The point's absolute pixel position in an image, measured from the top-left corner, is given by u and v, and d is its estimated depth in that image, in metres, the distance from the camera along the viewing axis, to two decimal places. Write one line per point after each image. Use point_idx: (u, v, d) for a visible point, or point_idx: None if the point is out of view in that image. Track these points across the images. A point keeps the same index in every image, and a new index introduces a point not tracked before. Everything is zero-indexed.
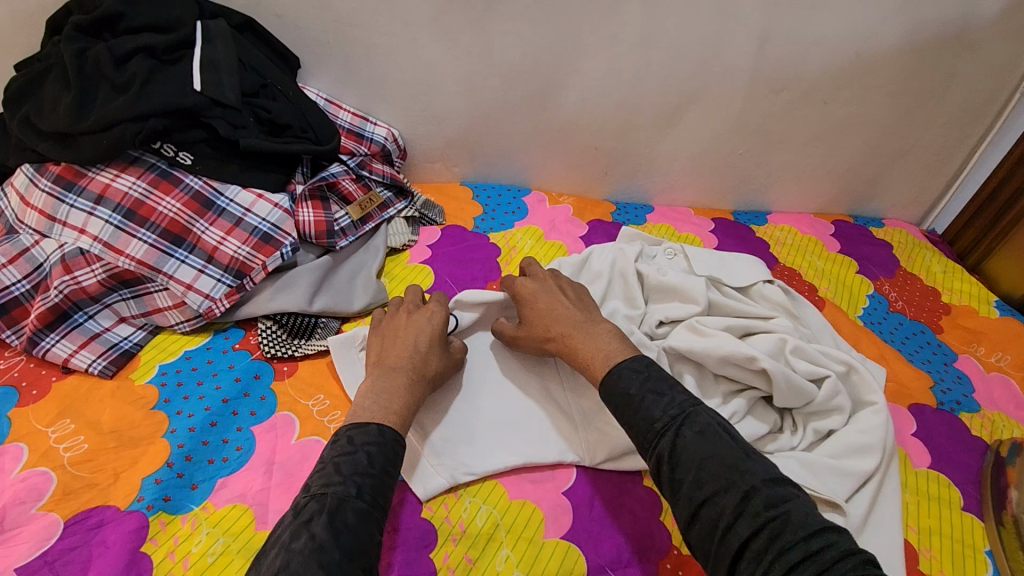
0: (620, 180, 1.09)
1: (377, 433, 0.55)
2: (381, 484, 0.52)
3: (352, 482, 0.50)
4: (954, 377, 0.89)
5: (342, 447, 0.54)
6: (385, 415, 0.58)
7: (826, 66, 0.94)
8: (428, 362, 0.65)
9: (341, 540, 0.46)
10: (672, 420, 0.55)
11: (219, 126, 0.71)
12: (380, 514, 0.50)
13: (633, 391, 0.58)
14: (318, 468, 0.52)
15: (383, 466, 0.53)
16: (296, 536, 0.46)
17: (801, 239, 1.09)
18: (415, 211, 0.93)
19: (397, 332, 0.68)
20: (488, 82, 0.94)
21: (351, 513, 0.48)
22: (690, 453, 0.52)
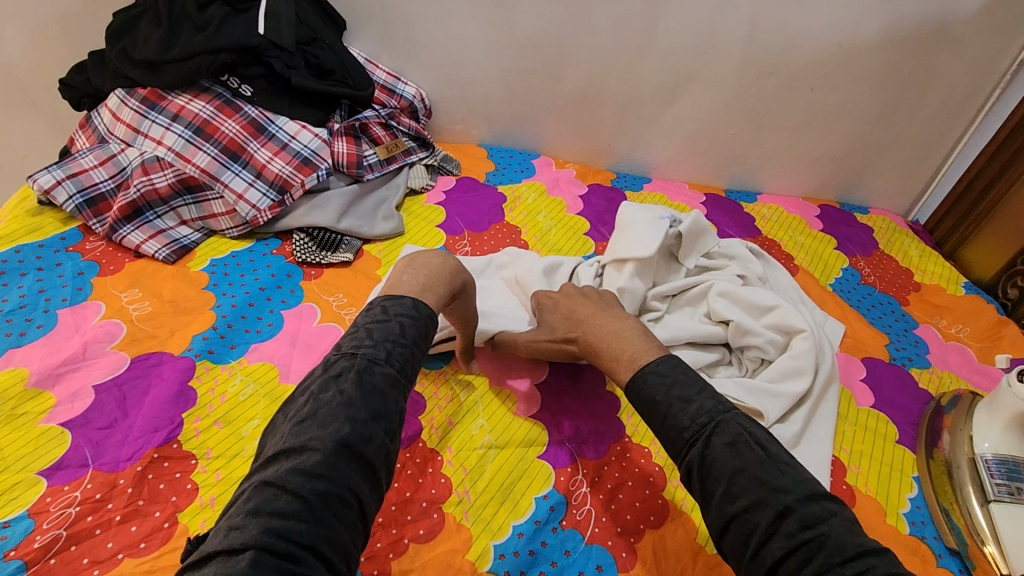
0: (622, 152, 1.20)
1: (411, 305, 0.56)
2: (411, 357, 0.53)
3: (382, 347, 0.52)
4: (911, 340, 0.96)
5: (376, 315, 0.54)
6: (421, 291, 0.59)
7: (812, 54, 1.04)
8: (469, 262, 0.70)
9: (369, 400, 0.48)
10: (702, 429, 0.50)
11: (276, 64, 0.86)
12: (404, 384, 0.52)
13: (659, 398, 0.53)
14: (351, 332, 0.54)
15: (415, 339, 0.54)
16: (324, 389, 0.48)
17: (786, 217, 1.19)
18: (435, 160, 1.06)
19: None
20: (506, 52, 1.06)
21: (379, 376, 0.50)
22: (721, 464, 0.48)
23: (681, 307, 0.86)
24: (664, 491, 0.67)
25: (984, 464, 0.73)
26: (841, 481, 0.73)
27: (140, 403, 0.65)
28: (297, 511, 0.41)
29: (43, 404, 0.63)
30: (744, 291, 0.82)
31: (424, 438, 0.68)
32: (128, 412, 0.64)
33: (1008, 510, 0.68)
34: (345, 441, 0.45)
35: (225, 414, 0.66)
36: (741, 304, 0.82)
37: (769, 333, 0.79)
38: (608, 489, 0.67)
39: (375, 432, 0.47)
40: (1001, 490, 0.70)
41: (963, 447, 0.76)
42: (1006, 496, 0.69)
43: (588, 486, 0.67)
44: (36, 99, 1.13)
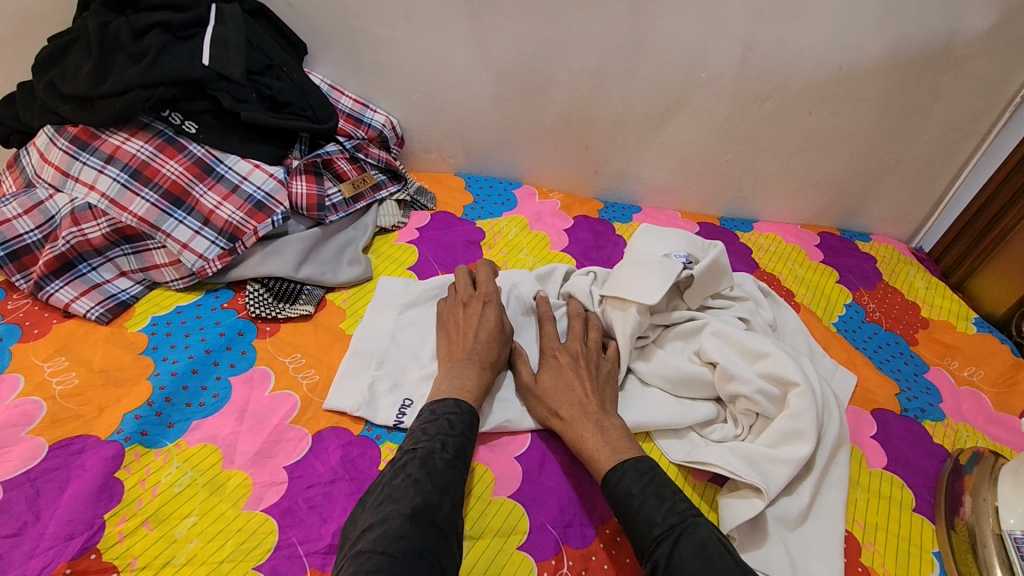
0: (609, 179, 1.12)
1: (456, 403, 0.64)
2: (464, 443, 0.60)
3: (437, 439, 0.59)
4: (923, 387, 0.89)
5: (426, 415, 0.62)
6: (461, 391, 0.65)
7: (810, 76, 0.97)
8: (492, 350, 0.70)
9: (433, 478, 0.55)
10: (671, 530, 0.55)
11: (222, 98, 0.77)
12: (462, 466, 0.58)
13: (635, 492, 0.59)
14: (408, 436, 0.61)
15: (464, 430, 0.61)
16: (395, 475, 0.55)
17: (784, 247, 1.11)
18: (407, 195, 0.99)
19: (460, 319, 0.74)
20: (482, 76, 0.98)
21: (440, 460, 0.57)
22: (686, 565, 0.53)
23: (672, 340, 0.82)
24: None
25: (1011, 542, 0.66)
26: (855, 563, 0.66)
27: (55, 503, 0.56)
28: (387, 565, 0.46)
29: None
30: (736, 339, 0.77)
31: None
32: (40, 515, 0.55)
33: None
34: (418, 509, 0.51)
35: (155, 512, 0.57)
36: (736, 345, 0.77)
37: (762, 387, 0.73)
38: None
39: (444, 502, 0.54)
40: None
41: (987, 519, 0.69)
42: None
43: None
44: None
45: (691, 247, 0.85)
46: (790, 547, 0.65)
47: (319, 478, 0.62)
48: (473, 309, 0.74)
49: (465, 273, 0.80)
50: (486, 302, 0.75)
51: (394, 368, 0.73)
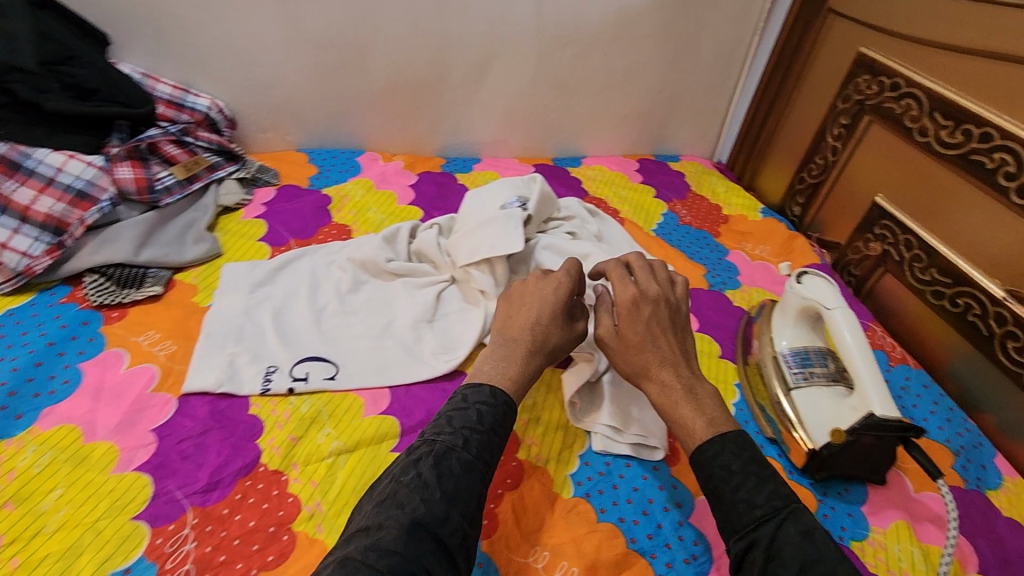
0: (447, 136, 1.21)
1: (489, 394, 0.61)
2: (488, 443, 0.57)
3: (459, 434, 0.56)
4: (725, 266, 1.08)
5: (456, 404, 0.60)
6: (500, 378, 0.63)
7: (597, 21, 1.11)
8: (550, 337, 0.68)
9: (444, 482, 0.52)
10: (775, 512, 0.51)
11: (20, 90, 0.76)
12: (482, 469, 0.55)
13: (735, 469, 0.54)
14: (434, 421, 0.59)
15: (491, 425, 0.58)
16: (405, 471, 0.53)
17: (609, 175, 1.27)
18: (248, 172, 1.01)
19: (526, 290, 0.72)
20: (301, 50, 1.02)
21: (456, 462, 0.54)
22: (794, 548, 0.48)
23: None
24: (517, 453, 0.71)
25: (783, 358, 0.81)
26: None
27: None
28: None
29: None
30: (563, 247, 0.89)
31: (265, 461, 0.64)
32: None
33: (805, 391, 0.76)
34: (419, 520, 0.49)
35: (16, 493, 0.58)
36: (564, 254, 0.89)
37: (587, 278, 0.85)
38: None
39: (451, 513, 0.51)
40: (797, 376, 0.78)
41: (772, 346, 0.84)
42: (802, 380, 0.77)
43: None
44: None
45: (518, 188, 0.92)
46: None
47: (189, 432, 0.66)
48: (552, 281, 0.72)
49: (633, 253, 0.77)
50: (561, 282, 0.71)
51: (252, 342, 0.76)
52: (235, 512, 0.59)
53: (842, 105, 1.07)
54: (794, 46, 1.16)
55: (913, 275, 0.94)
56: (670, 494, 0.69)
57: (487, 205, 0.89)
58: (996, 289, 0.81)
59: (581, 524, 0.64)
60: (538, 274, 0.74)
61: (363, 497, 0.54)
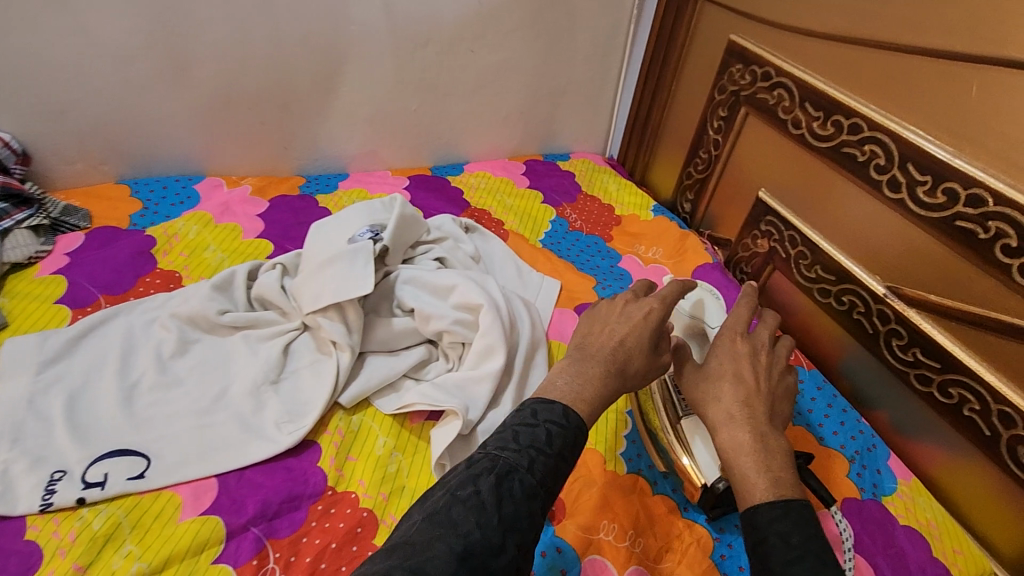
0: (305, 152, 1.07)
1: (562, 413, 0.51)
2: (556, 469, 0.47)
3: (524, 453, 0.47)
4: (616, 275, 1.01)
5: (523, 418, 0.50)
6: (575, 400, 0.53)
7: (457, 15, 1.01)
8: (630, 361, 0.58)
9: (501, 509, 0.43)
10: None
11: None
12: (545, 498, 0.46)
13: (793, 542, 0.45)
14: (497, 432, 0.49)
15: (559, 450, 0.48)
16: (463, 486, 0.44)
17: (493, 181, 1.17)
18: (46, 218, 0.84)
19: (615, 308, 0.63)
20: (100, 65, 0.85)
21: (518, 485, 0.44)
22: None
23: None
24: (375, 539, 0.60)
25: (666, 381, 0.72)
26: None
27: None
28: None
29: None
30: (425, 278, 0.79)
31: None
32: None
33: (693, 420, 0.68)
34: (468, 553, 0.40)
35: None
36: (426, 287, 0.79)
37: (453, 314, 0.75)
38: (307, 564, 0.57)
39: (505, 544, 0.42)
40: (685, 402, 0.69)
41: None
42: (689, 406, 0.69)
43: (282, 572, 0.56)
44: None
45: (373, 215, 0.83)
46: None
47: None
48: (629, 308, 0.62)
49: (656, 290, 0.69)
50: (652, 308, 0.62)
51: (33, 443, 0.61)
52: None
53: (719, 97, 1.02)
54: (669, 34, 1.10)
55: (800, 273, 0.90)
56: (553, 561, 0.62)
57: (335, 240, 0.78)
58: (877, 285, 0.78)
59: None
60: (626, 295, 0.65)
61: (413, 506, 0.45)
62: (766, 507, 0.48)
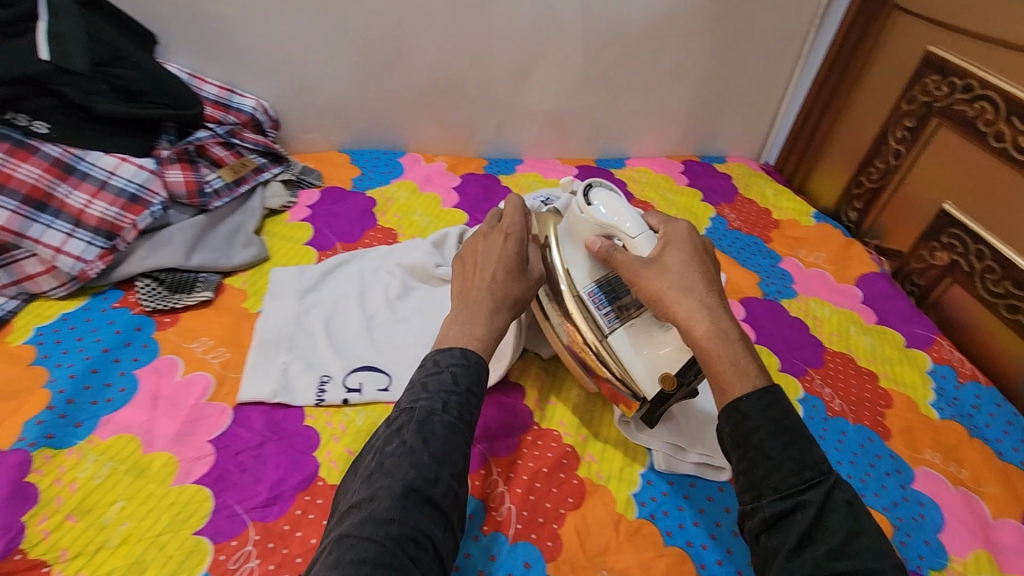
0: (489, 137, 1.18)
1: (461, 355, 0.57)
2: (468, 403, 0.54)
3: (437, 398, 0.53)
4: (778, 274, 1.04)
5: (428, 369, 0.56)
6: (469, 341, 0.60)
7: (646, 17, 1.07)
8: (509, 291, 0.66)
9: (431, 446, 0.50)
10: (824, 477, 0.49)
11: (70, 93, 0.74)
12: (466, 429, 0.53)
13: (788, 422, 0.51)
14: (409, 389, 0.55)
15: (468, 386, 0.55)
16: (389, 441, 0.51)
17: (654, 177, 1.23)
18: (292, 175, 0.99)
19: (470, 264, 0.69)
20: (345, 49, 1.00)
21: (439, 424, 0.51)
22: (839, 517, 0.48)
23: None
24: (578, 470, 0.68)
25: (583, 295, 0.69)
26: None
27: None
28: (376, 552, 0.43)
29: None
30: None
31: (323, 476, 0.63)
32: None
33: (621, 336, 0.67)
34: (412, 486, 0.47)
35: (79, 505, 0.57)
36: None
37: None
38: (525, 481, 0.66)
39: (441, 476, 0.49)
40: (609, 318, 0.68)
41: (569, 283, 0.70)
42: (614, 321, 0.68)
43: (505, 484, 0.66)
44: None
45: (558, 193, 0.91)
46: None
47: (246, 443, 0.65)
48: (495, 241, 0.70)
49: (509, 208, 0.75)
50: (508, 235, 0.70)
51: (304, 351, 0.75)
52: (297, 528, 0.58)
53: (907, 107, 1.03)
54: (854, 45, 1.13)
55: (984, 288, 0.90)
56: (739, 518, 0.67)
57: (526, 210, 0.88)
58: None
59: (647, 548, 0.62)
60: (483, 234, 0.72)
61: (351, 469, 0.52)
62: (745, 394, 0.52)
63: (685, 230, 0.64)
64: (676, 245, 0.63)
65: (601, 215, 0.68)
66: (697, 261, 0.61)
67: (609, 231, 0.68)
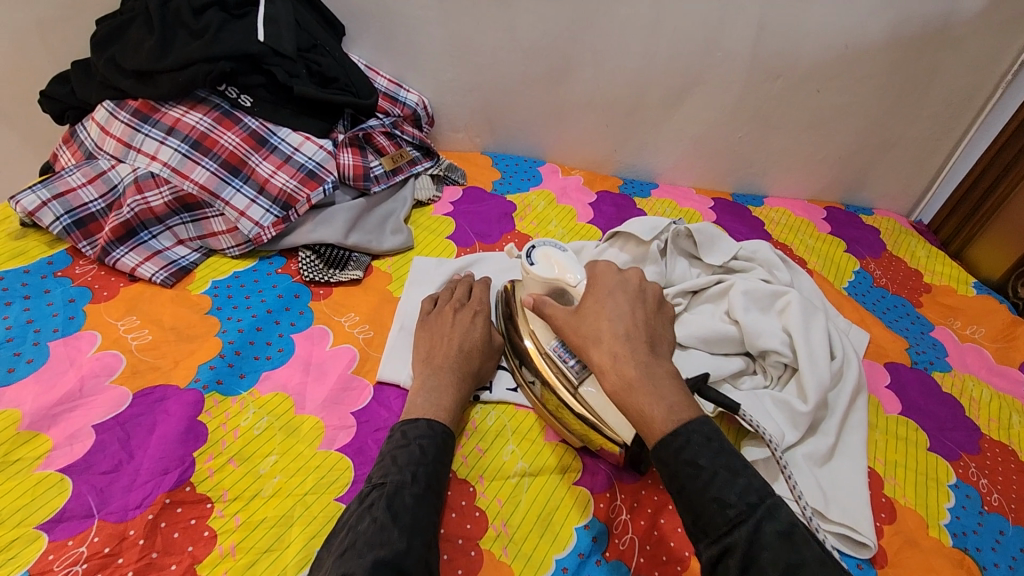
0: (628, 157, 1.18)
1: (427, 426, 0.59)
2: (435, 474, 0.56)
3: (407, 471, 0.54)
4: (929, 343, 0.96)
5: (396, 442, 0.58)
6: (436, 411, 0.62)
7: (820, 56, 1.02)
8: (470, 362, 0.69)
9: (401, 521, 0.50)
10: (750, 510, 0.48)
11: (278, 73, 0.81)
12: (434, 499, 0.54)
13: (704, 463, 0.51)
14: (377, 463, 0.57)
15: (435, 456, 0.57)
16: (360, 519, 0.50)
17: (794, 220, 1.17)
18: (440, 170, 1.03)
19: (445, 324, 0.72)
20: (511, 58, 1.03)
21: (409, 497, 0.52)
22: (771, 555, 0.46)
23: (701, 305, 0.86)
24: None
25: (551, 352, 0.68)
26: (879, 494, 0.73)
27: (145, 442, 0.60)
28: None
29: (39, 449, 0.57)
30: (755, 293, 0.82)
31: (455, 468, 0.65)
32: (134, 453, 0.59)
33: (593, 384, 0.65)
34: (383, 561, 0.46)
35: (240, 451, 0.61)
36: (756, 300, 0.82)
37: (779, 334, 0.78)
38: (649, 514, 0.64)
39: (413, 546, 0.49)
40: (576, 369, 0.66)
41: (535, 342, 0.70)
42: (580, 371, 0.65)
43: (629, 512, 0.64)
44: (6, 111, 1.06)
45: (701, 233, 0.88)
46: (820, 480, 0.71)
47: (385, 422, 0.67)
48: (460, 321, 0.73)
49: (463, 285, 0.79)
50: (476, 313, 0.74)
51: None
52: None
53: None
54: None
55: None
56: None
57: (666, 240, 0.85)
58: None
59: None
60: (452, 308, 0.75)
61: (320, 553, 0.50)
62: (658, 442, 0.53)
63: (612, 277, 0.67)
64: (599, 293, 0.66)
65: (547, 272, 0.71)
66: (626, 305, 0.64)
67: (556, 286, 0.71)
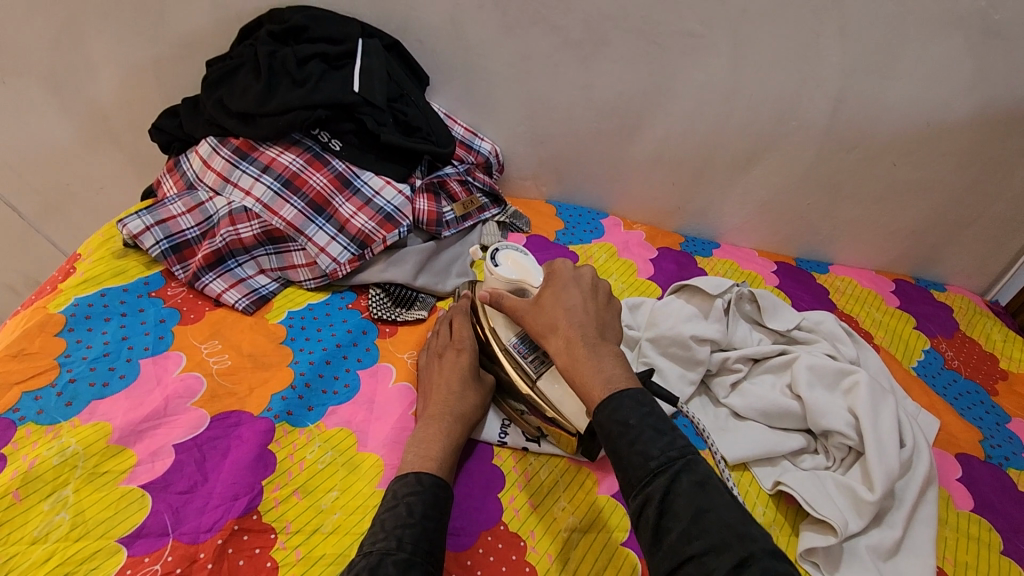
0: (691, 216, 1.18)
1: (414, 481, 0.58)
2: (424, 534, 0.53)
3: (393, 535, 0.52)
4: (1005, 436, 0.90)
5: (386, 503, 0.56)
6: (424, 463, 0.62)
7: (898, 131, 1.01)
8: (463, 402, 0.70)
9: None
10: (669, 464, 0.49)
11: (368, 121, 0.87)
12: (422, 563, 0.51)
13: (633, 422, 0.51)
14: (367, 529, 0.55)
15: (423, 514, 0.55)
16: None
17: (861, 291, 1.15)
18: (505, 217, 1.06)
19: (434, 374, 0.73)
20: (584, 113, 1.06)
21: (393, 565, 0.49)
22: (685, 500, 0.47)
23: (762, 374, 0.85)
24: None
25: (512, 349, 0.71)
26: None
27: (219, 466, 0.63)
28: None
29: (123, 463, 0.61)
30: (819, 369, 0.80)
31: (506, 521, 0.65)
32: (208, 475, 0.62)
33: (551, 377, 0.67)
34: None
35: (304, 484, 0.63)
36: (820, 377, 0.80)
37: (844, 415, 0.76)
38: None
39: None
40: (534, 364, 0.68)
41: (497, 338, 0.72)
42: (539, 366, 0.68)
43: None
44: (117, 136, 1.16)
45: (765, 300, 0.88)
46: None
47: None
48: (446, 362, 0.74)
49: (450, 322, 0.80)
50: (459, 349, 0.75)
51: None
52: (478, 567, 0.61)
53: None
54: None
55: None
56: None
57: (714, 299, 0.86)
58: None
59: None
60: (437, 358, 0.75)
61: None
62: (598, 412, 0.53)
63: (567, 268, 0.65)
64: (557, 284, 0.64)
65: (511, 273, 0.72)
66: (581, 296, 0.62)
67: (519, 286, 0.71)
